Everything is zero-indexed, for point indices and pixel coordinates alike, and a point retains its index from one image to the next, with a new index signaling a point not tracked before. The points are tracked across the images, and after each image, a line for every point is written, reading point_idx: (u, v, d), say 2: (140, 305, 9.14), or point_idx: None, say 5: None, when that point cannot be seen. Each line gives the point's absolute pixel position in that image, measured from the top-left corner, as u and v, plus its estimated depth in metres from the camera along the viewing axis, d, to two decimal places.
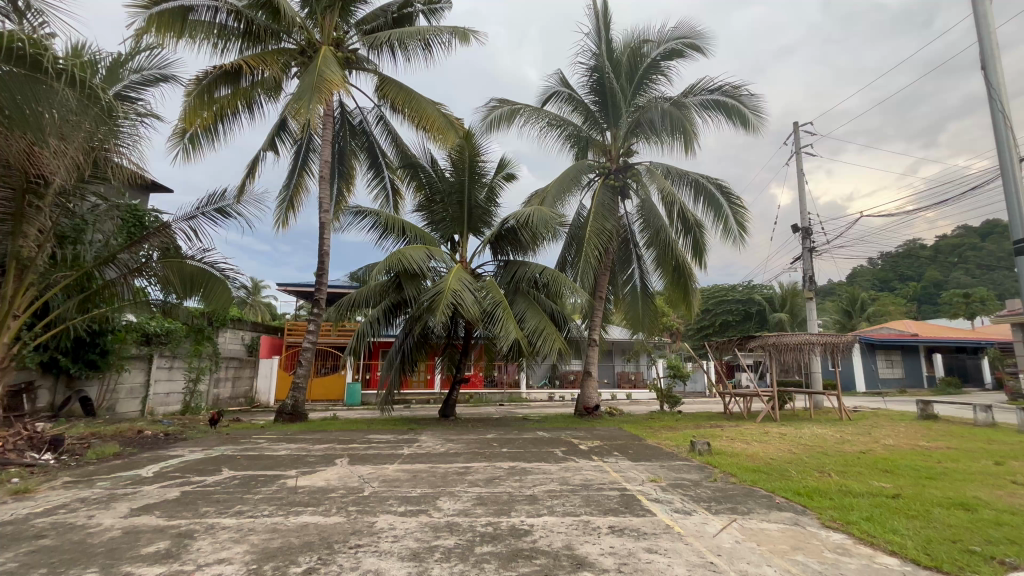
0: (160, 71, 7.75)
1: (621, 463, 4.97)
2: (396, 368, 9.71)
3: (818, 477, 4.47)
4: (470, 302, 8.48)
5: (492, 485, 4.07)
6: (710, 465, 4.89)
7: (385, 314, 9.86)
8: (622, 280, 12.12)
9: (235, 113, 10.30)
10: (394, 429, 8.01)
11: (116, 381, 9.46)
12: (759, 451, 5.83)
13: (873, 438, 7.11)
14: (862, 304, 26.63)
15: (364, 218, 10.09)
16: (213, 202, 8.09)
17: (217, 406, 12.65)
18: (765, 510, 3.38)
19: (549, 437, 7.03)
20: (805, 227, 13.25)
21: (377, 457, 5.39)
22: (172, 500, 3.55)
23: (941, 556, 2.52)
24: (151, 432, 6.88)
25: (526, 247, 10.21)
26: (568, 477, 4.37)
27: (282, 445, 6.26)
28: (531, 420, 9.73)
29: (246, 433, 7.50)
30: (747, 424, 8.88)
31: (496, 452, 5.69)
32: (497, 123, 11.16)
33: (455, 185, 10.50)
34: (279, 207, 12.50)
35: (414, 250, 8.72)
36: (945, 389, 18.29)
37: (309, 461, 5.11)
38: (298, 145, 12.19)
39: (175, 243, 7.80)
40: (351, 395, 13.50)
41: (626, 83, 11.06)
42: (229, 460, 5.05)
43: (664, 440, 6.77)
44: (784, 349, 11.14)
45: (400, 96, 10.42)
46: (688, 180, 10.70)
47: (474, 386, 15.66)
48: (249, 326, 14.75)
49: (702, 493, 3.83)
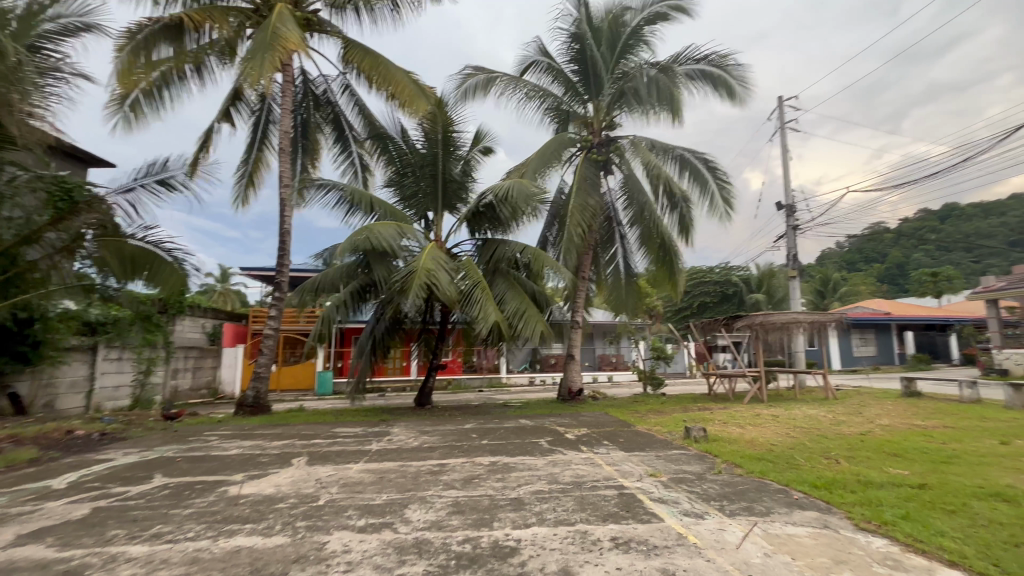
0: (82, 20, 6.65)
1: (613, 455, 4.49)
2: (367, 355, 9.05)
3: (828, 465, 4.08)
4: (445, 283, 7.85)
5: (471, 487, 3.52)
6: (710, 454, 4.47)
7: (353, 298, 9.14)
8: (605, 261, 11.65)
9: (182, 76, 9.27)
10: (364, 421, 7.38)
11: (53, 375, 8.54)
12: (758, 435, 5.46)
13: (868, 418, 6.87)
14: (834, 284, 27.22)
15: (328, 193, 9.29)
16: (153, 172, 7.17)
17: (176, 398, 11.80)
18: (786, 509, 2.94)
19: (532, 425, 6.53)
20: (789, 205, 13.02)
21: (341, 456, 4.77)
22: (76, 521, 2.88)
23: (1015, 567, 2.09)
24: (83, 432, 6.08)
25: (506, 225, 9.59)
26: (557, 473, 3.84)
27: (234, 442, 5.59)
28: (513, 408, 9.24)
29: (198, 429, 6.80)
30: (735, 406, 8.59)
31: (474, 444, 5.15)
32: (472, 92, 10.41)
33: (428, 157, 9.75)
34: (237, 184, 11.53)
35: (382, 226, 8.00)
36: (917, 365, 18.70)
37: (260, 463, 4.46)
38: (256, 117, 11.22)
39: (113, 220, 6.94)
40: (322, 383, 12.84)
41: (607, 52, 10.47)
42: (166, 464, 4.39)
43: (654, 426, 6.33)
44: (771, 329, 10.88)
45: (366, 62, 9.62)
46: (674, 154, 10.27)
47: (452, 371, 15.15)
48: (209, 314, 13.78)
49: (710, 489, 3.37)
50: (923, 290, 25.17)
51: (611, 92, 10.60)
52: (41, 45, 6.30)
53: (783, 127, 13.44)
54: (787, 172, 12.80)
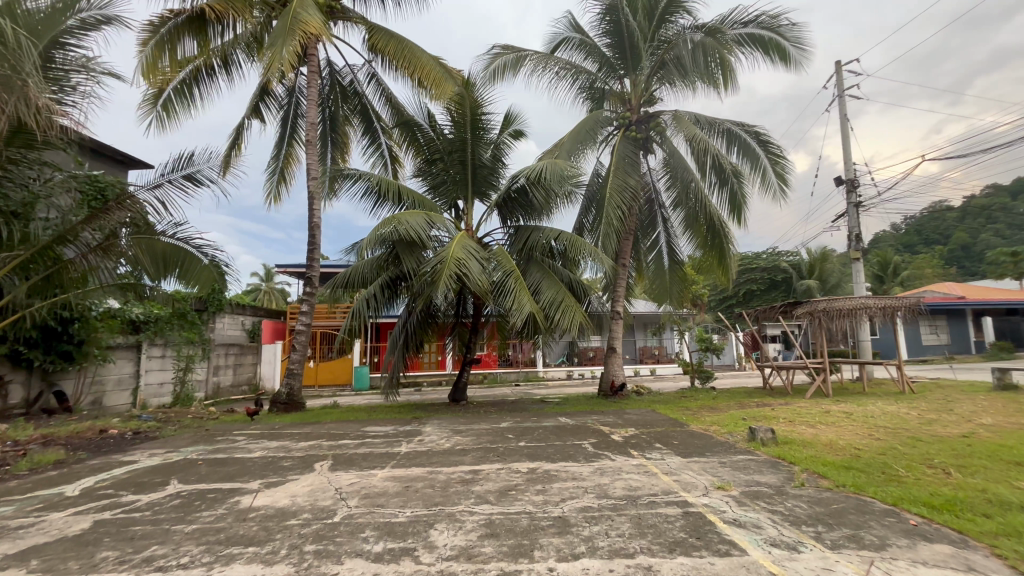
0: (103, 14, 6.41)
1: (670, 462, 3.92)
2: (400, 350, 8.76)
3: (937, 478, 3.39)
4: (477, 272, 7.40)
5: (507, 502, 3.04)
6: (785, 461, 3.84)
7: (383, 291, 8.84)
8: (646, 247, 10.92)
9: (210, 73, 9.17)
10: (395, 418, 7.08)
11: (98, 373, 8.67)
12: (835, 437, 4.74)
13: (963, 416, 5.95)
14: (894, 268, 25.33)
15: (356, 184, 9.02)
16: (179, 167, 7.04)
17: (218, 394, 12.00)
18: (906, 541, 2.31)
19: (574, 424, 6.04)
20: (850, 179, 11.84)
21: (367, 460, 4.40)
22: (70, 539, 2.60)
23: None
24: (117, 431, 6.01)
25: (539, 211, 9.04)
26: (606, 485, 3.32)
27: (260, 443, 5.34)
28: (551, 404, 8.75)
29: (229, 427, 6.65)
30: (798, 400, 7.80)
31: (511, 447, 4.69)
32: (501, 73, 9.88)
33: (456, 142, 9.28)
34: (269, 180, 11.50)
35: (411, 214, 7.60)
36: (998, 354, 16.96)
37: (281, 468, 4.14)
38: (284, 111, 11.10)
39: (145, 218, 6.78)
40: (359, 377, 12.80)
41: (644, 22, 9.67)
42: (185, 468, 4.13)
43: (710, 425, 5.66)
44: (834, 316, 9.89)
45: (391, 46, 9.32)
46: (721, 129, 9.43)
47: (487, 365, 14.81)
48: (249, 311, 13.95)
49: (796, 509, 2.76)
50: (1000, 271, 22.84)
51: (650, 64, 9.84)
52: (66, 39, 6.16)
53: (841, 96, 12.20)
54: (847, 144, 11.64)
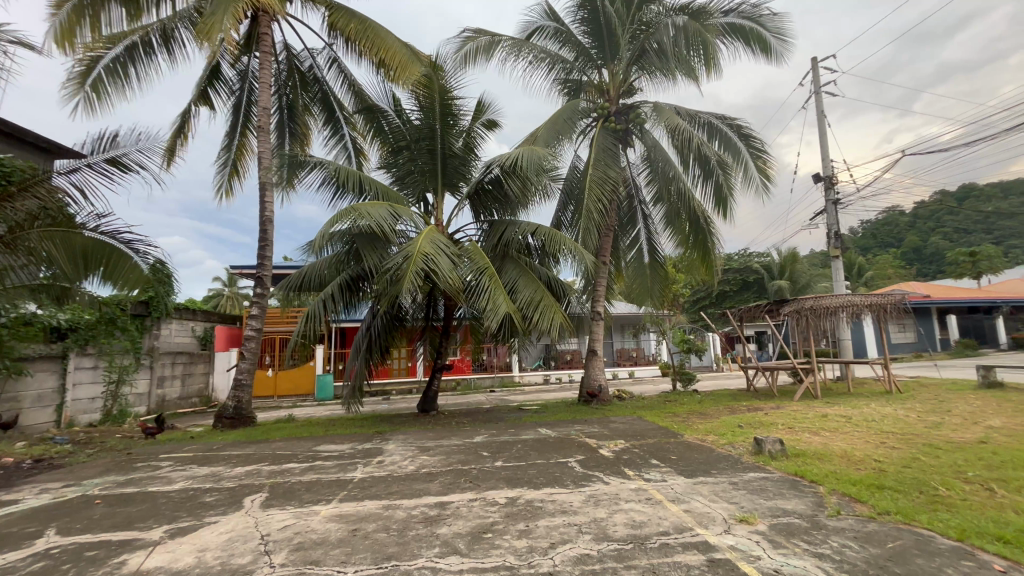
0: None
1: (674, 484, 3.32)
2: (363, 356, 7.93)
3: (987, 498, 2.89)
4: (446, 269, 6.67)
5: (480, 552, 2.36)
6: (806, 480, 3.30)
7: (342, 292, 7.97)
8: (626, 245, 10.43)
9: (146, 50, 8.07)
10: (355, 434, 6.26)
11: (12, 389, 7.52)
12: (849, 447, 4.26)
13: (968, 418, 5.61)
14: (859, 269, 25.95)
15: (313, 174, 8.16)
16: (101, 148, 5.80)
17: (163, 407, 10.85)
18: None
19: (556, 436, 5.40)
20: (828, 176, 11.69)
21: (312, 490, 3.63)
22: None
23: None
24: (11, 459, 5.00)
25: (514, 204, 8.39)
26: (604, 520, 2.69)
27: (186, 470, 4.48)
28: (529, 412, 8.08)
29: (157, 449, 5.70)
30: (790, 403, 7.38)
31: (486, 469, 4.01)
32: (472, 59, 9.22)
33: (424, 130, 8.53)
34: (219, 173, 10.47)
35: (373, 206, 6.82)
36: (963, 351, 17.32)
37: (201, 506, 3.33)
38: (236, 98, 10.13)
39: (62, 207, 5.49)
40: (322, 387, 11.94)
41: (622, 9, 9.16)
42: (74, 511, 3.26)
43: (707, 434, 5.10)
44: (819, 315, 9.57)
45: (352, 26, 8.59)
46: (701, 120, 9.05)
47: (460, 371, 14.05)
48: (201, 316, 12.74)
49: (848, 552, 2.20)
50: (959, 271, 23.57)
51: (629, 54, 9.35)
52: None
53: (817, 93, 12.04)
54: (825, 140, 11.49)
